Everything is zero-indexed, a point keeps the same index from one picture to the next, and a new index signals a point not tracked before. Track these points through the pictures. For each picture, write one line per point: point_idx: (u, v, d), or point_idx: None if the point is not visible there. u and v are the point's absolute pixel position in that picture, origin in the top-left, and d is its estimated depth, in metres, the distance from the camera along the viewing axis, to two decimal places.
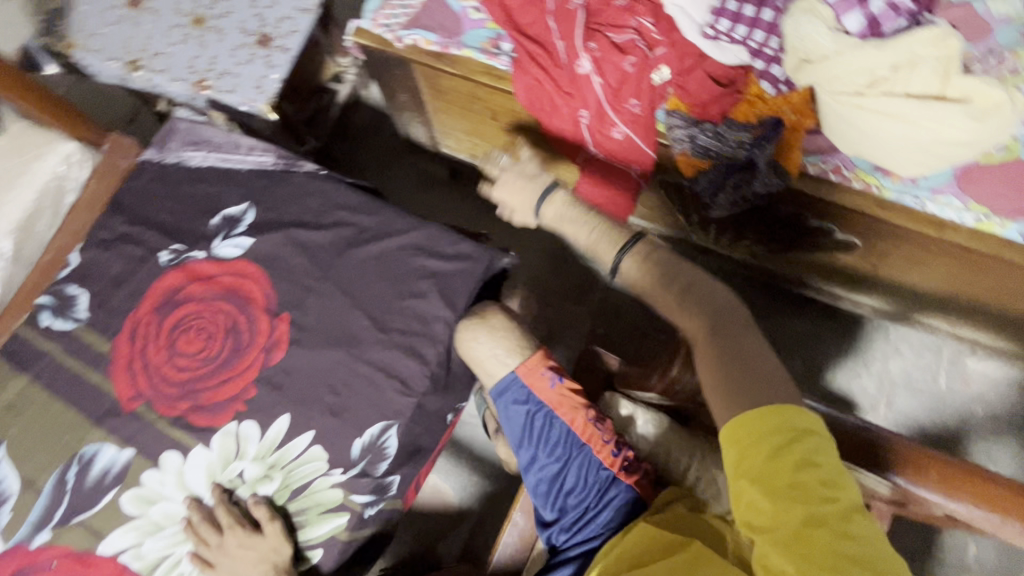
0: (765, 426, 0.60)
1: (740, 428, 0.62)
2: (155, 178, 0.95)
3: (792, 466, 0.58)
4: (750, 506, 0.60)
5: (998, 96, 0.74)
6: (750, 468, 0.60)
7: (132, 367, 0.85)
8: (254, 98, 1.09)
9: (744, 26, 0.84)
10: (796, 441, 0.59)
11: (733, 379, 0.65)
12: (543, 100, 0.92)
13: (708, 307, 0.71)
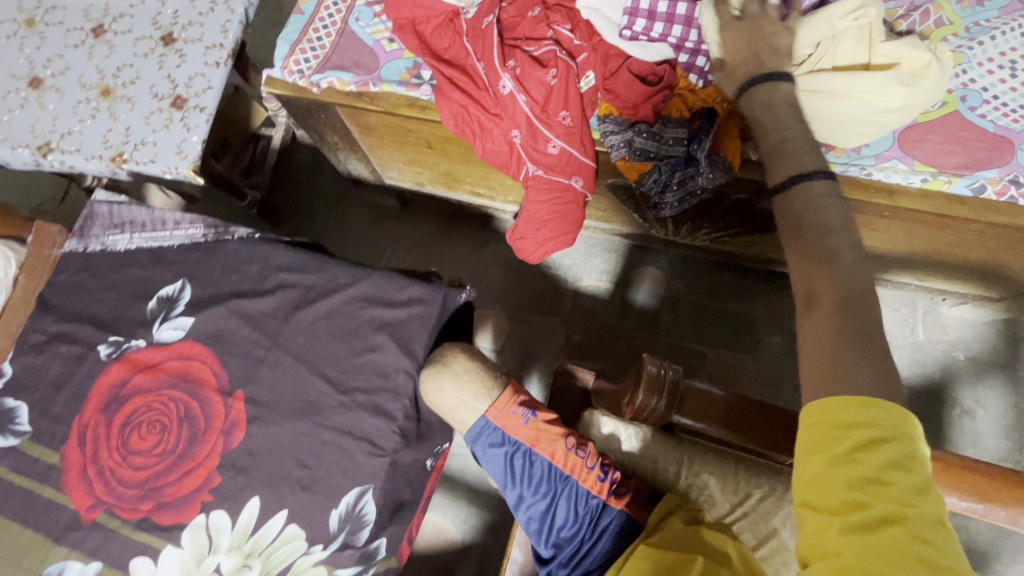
0: (862, 414, 0.50)
1: (827, 412, 0.52)
2: (82, 268, 0.90)
3: (883, 460, 0.48)
4: (813, 482, 0.51)
5: (923, 60, 0.76)
6: (829, 447, 0.51)
7: (85, 475, 0.80)
8: (177, 164, 1.04)
9: (661, 23, 0.82)
10: (895, 438, 0.49)
11: (836, 362, 0.53)
12: (471, 125, 0.89)
13: (846, 278, 0.56)
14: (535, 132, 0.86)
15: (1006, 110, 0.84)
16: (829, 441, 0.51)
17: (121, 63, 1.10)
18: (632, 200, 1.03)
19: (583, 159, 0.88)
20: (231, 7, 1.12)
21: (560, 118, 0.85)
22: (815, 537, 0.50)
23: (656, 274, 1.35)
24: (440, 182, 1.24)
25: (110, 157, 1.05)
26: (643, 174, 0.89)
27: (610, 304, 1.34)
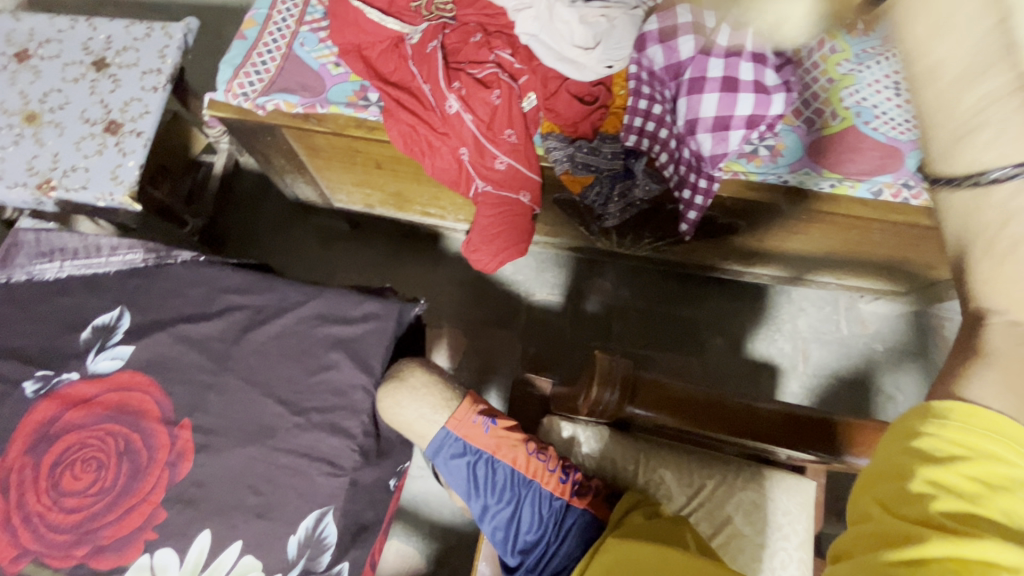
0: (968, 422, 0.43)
1: (928, 411, 0.45)
2: (5, 300, 0.84)
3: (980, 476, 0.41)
4: (889, 482, 0.44)
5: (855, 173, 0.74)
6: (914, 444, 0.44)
7: (10, 523, 0.74)
8: (112, 191, 1.00)
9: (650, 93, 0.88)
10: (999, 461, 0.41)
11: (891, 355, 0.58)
12: (419, 143, 0.92)
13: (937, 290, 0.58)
14: (483, 150, 0.90)
15: (894, 123, 0.94)
16: (921, 435, 0.44)
17: (48, 88, 1.06)
18: (577, 214, 1.08)
19: (529, 174, 0.92)
20: (169, 33, 1.11)
21: (505, 135, 0.90)
22: (876, 533, 0.43)
23: (605, 285, 1.41)
24: (391, 203, 1.25)
25: (36, 185, 0.99)
26: (586, 187, 0.94)
27: (563, 317, 1.38)
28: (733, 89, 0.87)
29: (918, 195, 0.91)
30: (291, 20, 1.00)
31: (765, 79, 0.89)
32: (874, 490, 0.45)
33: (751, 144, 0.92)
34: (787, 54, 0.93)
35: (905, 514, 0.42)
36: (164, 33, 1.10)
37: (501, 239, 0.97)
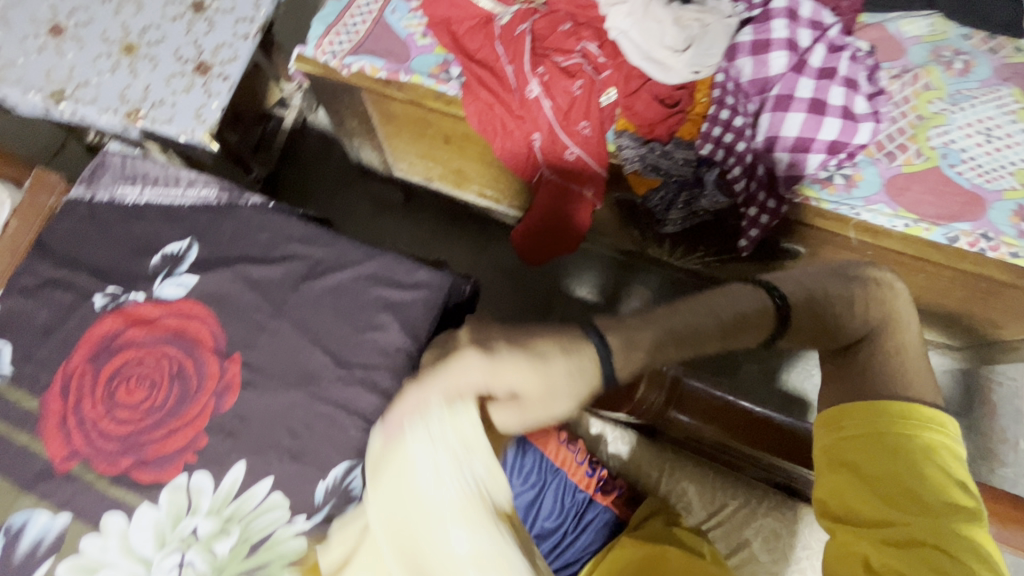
0: (866, 414, 0.69)
1: (833, 423, 0.71)
2: (86, 216, 0.89)
3: (891, 455, 0.66)
4: (836, 489, 0.67)
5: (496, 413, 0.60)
6: (841, 452, 0.69)
7: (65, 424, 0.78)
8: (194, 128, 1.04)
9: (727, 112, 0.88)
10: (901, 436, 0.67)
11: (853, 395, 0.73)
12: (494, 123, 0.93)
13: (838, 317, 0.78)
14: (556, 140, 0.92)
15: (982, 171, 0.90)
16: (835, 445, 0.70)
17: (148, 23, 1.11)
18: (634, 217, 1.08)
19: (596, 169, 0.93)
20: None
21: (580, 127, 0.91)
22: (845, 543, 0.65)
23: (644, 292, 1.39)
24: (449, 179, 1.27)
25: (126, 114, 1.04)
26: (651, 190, 0.95)
27: (599, 317, 1.38)
28: (821, 112, 0.85)
29: (996, 247, 0.87)
30: None
31: (854, 106, 0.87)
32: (835, 509, 0.67)
33: (826, 170, 0.90)
34: (879, 86, 0.91)
35: (860, 521, 0.64)
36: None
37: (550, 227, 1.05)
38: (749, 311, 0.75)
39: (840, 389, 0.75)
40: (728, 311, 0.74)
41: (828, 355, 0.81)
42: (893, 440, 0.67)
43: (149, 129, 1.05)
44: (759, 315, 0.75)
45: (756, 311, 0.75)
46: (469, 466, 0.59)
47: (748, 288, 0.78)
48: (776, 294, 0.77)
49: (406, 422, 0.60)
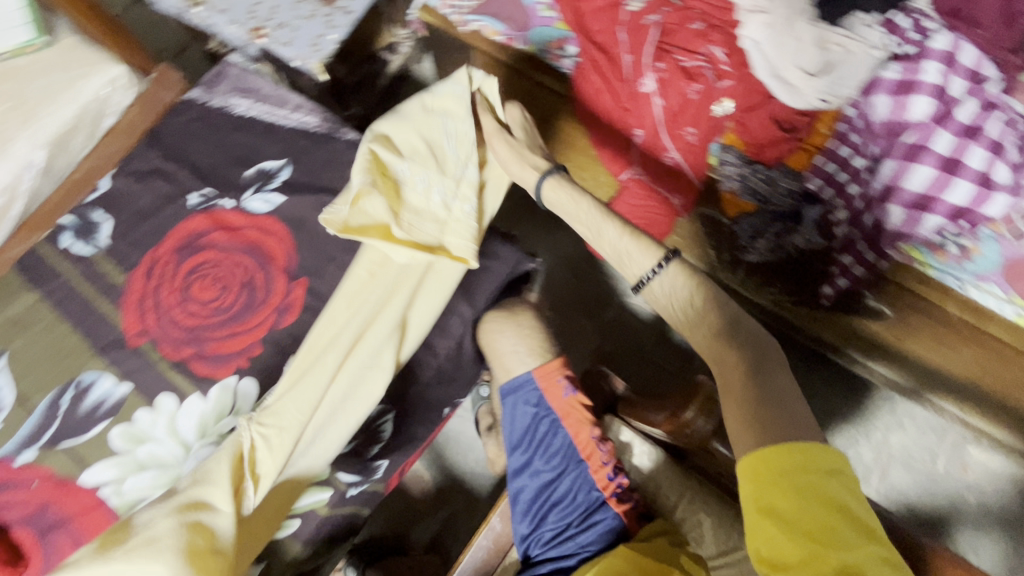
0: (790, 463, 0.57)
1: (752, 468, 0.59)
2: (198, 118, 0.94)
3: (817, 502, 0.56)
4: (767, 536, 0.57)
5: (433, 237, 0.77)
6: (767, 501, 0.58)
7: (143, 304, 0.85)
8: (308, 56, 1.07)
9: (848, 148, 0.82)
10: (820, 478, 0.57)
11: (774, 420, 0.60)
12: (601, 108, 0.94)
13: (751, 341, 0.66)
14: (658, 142, 0.90)
15: None
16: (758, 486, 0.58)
17: None
18: (716, 236, 1.03)
19: (691, 176, 0.93)
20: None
21: (685, 132, 0.88)
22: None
23: None
24: None
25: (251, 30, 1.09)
26: (743, 214, 0.92)
27: (648, 328, 1.34)
28: (954, 171, 0.75)
29: None
30: None
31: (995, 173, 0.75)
32: (759, 548, 0.59)
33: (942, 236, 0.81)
34: None
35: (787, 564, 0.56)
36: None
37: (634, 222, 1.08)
38: (712, 308, 0.69)
39: (737, 415, 0.63)
40: (714, 308, 0.69)
41: (710, 336, 0.69)
42: (814, 479, 0.57)
43: (268, 48, 1.09)
44: (681, 296, 0.73)
45: (670, 283, 0.73)
46: (407, 284, 0.77)
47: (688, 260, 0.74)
48: (658, 263, 0.74)
49: (357, 224, 0.72)
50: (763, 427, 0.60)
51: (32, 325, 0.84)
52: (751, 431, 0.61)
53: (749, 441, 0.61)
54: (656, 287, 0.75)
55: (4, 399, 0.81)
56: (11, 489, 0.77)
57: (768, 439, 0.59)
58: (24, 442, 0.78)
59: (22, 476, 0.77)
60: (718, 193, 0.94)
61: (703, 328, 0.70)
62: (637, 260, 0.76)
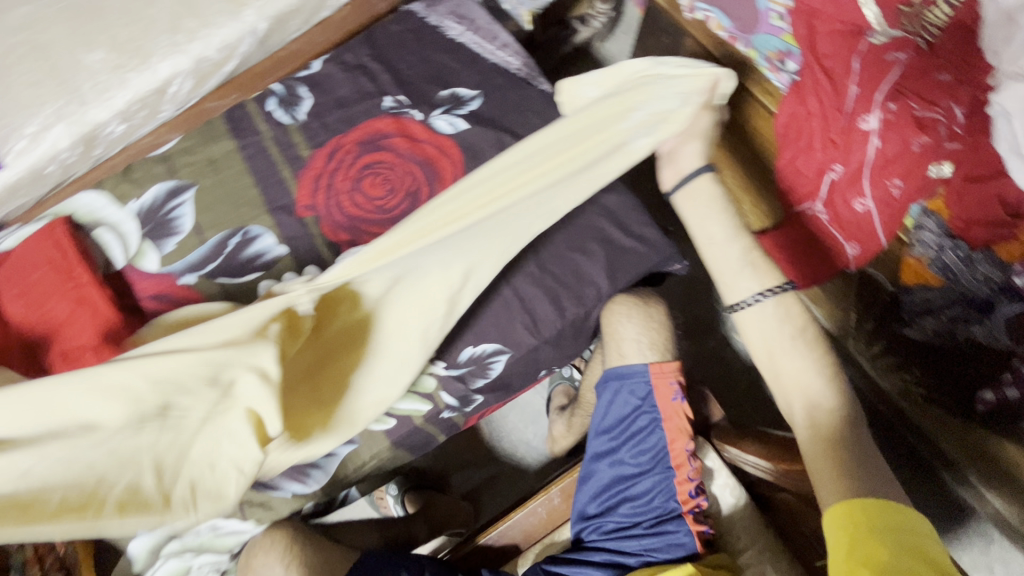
0: (888, 513, 0.57)
1: (848, 510, 0.58)
2: (412, 30, 0.99)
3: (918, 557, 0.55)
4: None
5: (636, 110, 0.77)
6: (867, 549, 0.56)
7: (317, 181, 0.91)
8: (522, 2, 1.10)
9: None
10: (919, 540, 0.56)
11: (869, 480, 0.60)
12: (799, 130, 0.92)
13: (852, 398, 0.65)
14: (854, 183, 0.86)
15: None
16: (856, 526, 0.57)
17: None
18: (873, 301, 0.96)
19: (877, 232, 0.87)
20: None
21: (889, 183, 0.82)
22: None
23: None
24: None
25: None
26: (919, 285, 0.84)
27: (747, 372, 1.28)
28: None
29: None
30: None
31: None
32: None
33: None
34: None
35: None
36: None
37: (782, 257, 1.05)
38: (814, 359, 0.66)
39: (840, 468, 0.61)
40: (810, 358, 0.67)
41: (823, 382, 0.66)
42: (911, 538, 0.56)
43: None
44: (788, 327, 0.69)
45: (780, 313, 0.69)
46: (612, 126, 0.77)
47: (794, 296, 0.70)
48: (765, 291, 0.70)
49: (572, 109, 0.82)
50: (860, 481, 0.60)
51: (222, 169, 0.93)
52: (841, 480, 0.61)
53: (836, 492, 0.60)
54: (758, 314, 0.71)
55: (183, 225, 0.90)
56: (168, 302, 0.85)
57: (863, 493, 0.59)
58: (189, 266, 0.87)
59: (180, 295, 0.86)
60: (900, 256, 0.86)
61: (796, 366, 0.67)
62: (748, 279, 0.71)
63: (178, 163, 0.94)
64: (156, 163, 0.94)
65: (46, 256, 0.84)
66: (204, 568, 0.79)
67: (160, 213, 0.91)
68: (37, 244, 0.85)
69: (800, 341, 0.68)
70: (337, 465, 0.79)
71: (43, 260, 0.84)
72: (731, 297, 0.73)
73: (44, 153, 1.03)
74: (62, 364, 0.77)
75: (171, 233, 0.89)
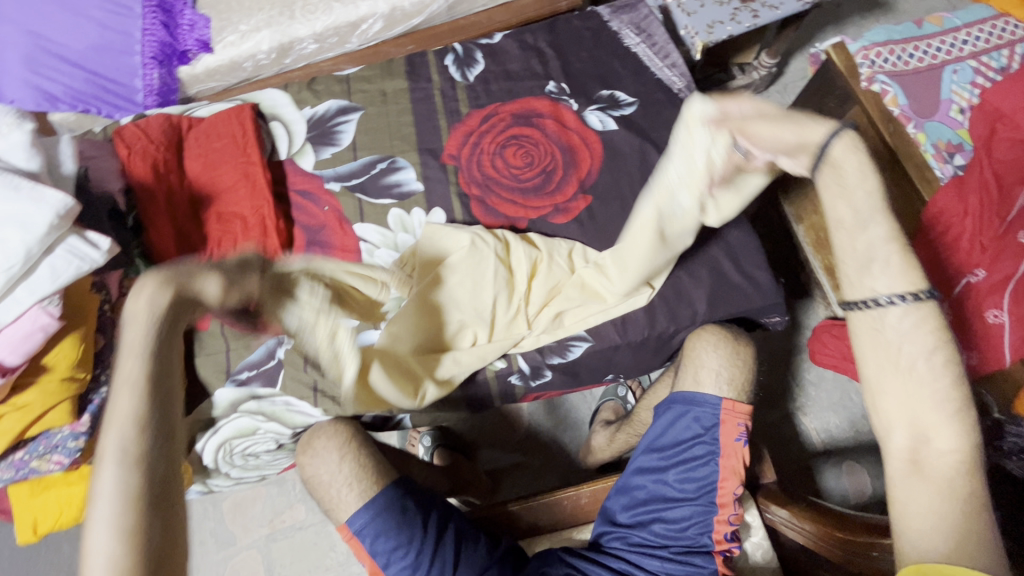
0: None
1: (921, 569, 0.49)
2: (592, 30, 1.06)
3: None
4: None
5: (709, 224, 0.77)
6: None
7: (467, 137, 0.98)
8: (698, 31, 1.08)
9: None
10: None
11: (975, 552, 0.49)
12: (950, 222, 0.84)
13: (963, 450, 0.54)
14: (996, 292, 0.78)
15: None
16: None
17: None
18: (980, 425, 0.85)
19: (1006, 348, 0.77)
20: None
21: None
22: None
23: (864, 480, 1.18)
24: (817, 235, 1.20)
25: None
26: None
27: (802, 455, 1.22)
28: None
29: None
30: (970, 47, 0.94)
31: None
32: None
33: None
34: None
35: None
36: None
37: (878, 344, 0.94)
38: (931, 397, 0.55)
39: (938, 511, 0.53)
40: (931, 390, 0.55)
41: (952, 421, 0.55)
42: None
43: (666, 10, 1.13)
44: (858, 239, 0.59)
45: (910, 322, 0.57)
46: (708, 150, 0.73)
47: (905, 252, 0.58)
48: (907, 293, 0.56)
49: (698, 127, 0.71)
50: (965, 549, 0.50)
51: (390, 103, 1.03)
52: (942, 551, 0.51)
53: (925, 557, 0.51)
54: (881, 319, 0.58)
55: (342, 140, 1.00)
56: (310, 200, 0.95)
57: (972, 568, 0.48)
58: (336, 176, 0.97)
59: (321, 197, 0.95)
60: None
61: (910, 390, 0.56)
62: (877, 276, 0.58)
63: (354, 86, 1.05)
64: (335, 82, 1.05)
65: (229, 130, 0.95)
66: (267, 434, 0.88)
67: (327, 124, 1.01)
68: (224, 118, 0.96)
69: (919, 371, 0.56)
70: None
71: (224, 133, 0.95)
72: (852, 293, 0.60)
73: (246, 50, 1.18)
74: (217, 223, 0.89)
75: (330, 144, 0.99)
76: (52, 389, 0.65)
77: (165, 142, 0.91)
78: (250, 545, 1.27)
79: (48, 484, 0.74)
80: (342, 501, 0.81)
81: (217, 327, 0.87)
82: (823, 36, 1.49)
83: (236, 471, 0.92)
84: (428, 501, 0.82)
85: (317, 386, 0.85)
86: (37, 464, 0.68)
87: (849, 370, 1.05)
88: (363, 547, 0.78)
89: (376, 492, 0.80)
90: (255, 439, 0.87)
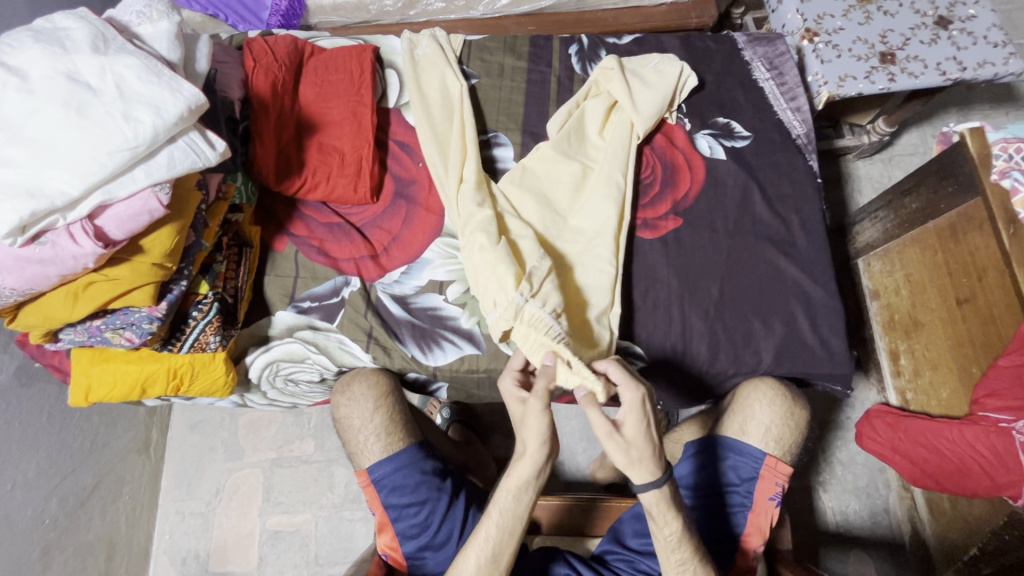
0: None
1: None
2: (724, 56, 1.04)
3: None
4: None
5: (555, 183, 0.90)
6: None
7: None
8: (828, 82, 1.00)
9: None
10: None
11: None
12: (999, 379, 0.87)
13: None
14: None
15: None
16: None
17: None
18: None
19: None
20: (1009, 59, 0.99)
21: None
22: None
23: (869, 570, 1.15)
24: (891, 316, 1.15)
25: (806, 29, 1.03)
26: None
27: (812, 530, 1.17)
28: None
29: None
30: None
31: None
32: None
33: None
34: None
35: None
36: (1006, 43, 0.99)
37: (891, 455, 1.00)
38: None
39: None
40: None
41: None
42: None
43: (801, 53, 1.04)
44: (674, 556, 0.71)
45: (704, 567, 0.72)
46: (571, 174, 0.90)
47: (691, 528, 0.72)
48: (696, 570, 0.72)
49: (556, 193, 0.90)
50: None
51: (505, 77, 1.02)
52: None
53: None
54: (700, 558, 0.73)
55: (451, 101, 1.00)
56: (407, 152, 0.96)
57: None
58: None
59: (417, 152, 0.96)
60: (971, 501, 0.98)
61: None
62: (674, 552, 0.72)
63: (474, 53, 1.04)
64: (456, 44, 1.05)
65: (348, 66, 0.96)
66: (314, 365, 0.90)
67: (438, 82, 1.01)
68: (345, 53, 0.97)
69: None
70: (457, 356, 0.86)
71: (342, 68, 0.96)
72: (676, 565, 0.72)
73: None
74: (316, 152, 0.90)
75: None
76: (141, 271, 0.68)
77: (287, 63, 0.92)
78: (255, 464, 1.30)
79: (109, 358, 0.78)
80: (367, 449, 0.84)
81: (291, 251, 0.90)
82: (943, 116, 1.42)
83: (273, 393, 0.94)
84: (446, 470, 0.85)
85: (373, 332, 0.87)
86: (110, 336, 0.73)
87: (896, 462, 1.00)
88: (380, 494, 0.82)
89: (401, 448, 0.84)
90: (302, 366, 0.89)
